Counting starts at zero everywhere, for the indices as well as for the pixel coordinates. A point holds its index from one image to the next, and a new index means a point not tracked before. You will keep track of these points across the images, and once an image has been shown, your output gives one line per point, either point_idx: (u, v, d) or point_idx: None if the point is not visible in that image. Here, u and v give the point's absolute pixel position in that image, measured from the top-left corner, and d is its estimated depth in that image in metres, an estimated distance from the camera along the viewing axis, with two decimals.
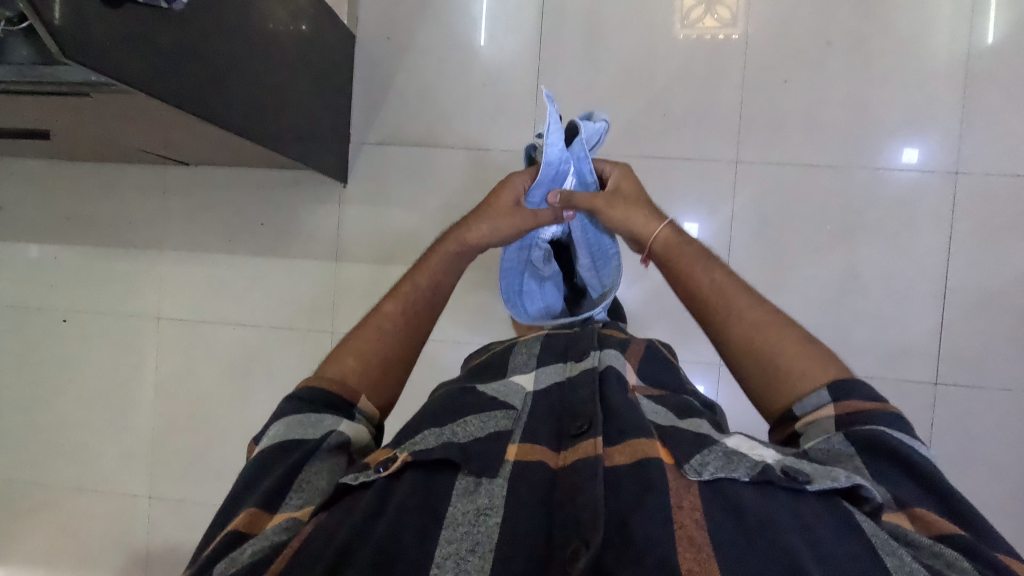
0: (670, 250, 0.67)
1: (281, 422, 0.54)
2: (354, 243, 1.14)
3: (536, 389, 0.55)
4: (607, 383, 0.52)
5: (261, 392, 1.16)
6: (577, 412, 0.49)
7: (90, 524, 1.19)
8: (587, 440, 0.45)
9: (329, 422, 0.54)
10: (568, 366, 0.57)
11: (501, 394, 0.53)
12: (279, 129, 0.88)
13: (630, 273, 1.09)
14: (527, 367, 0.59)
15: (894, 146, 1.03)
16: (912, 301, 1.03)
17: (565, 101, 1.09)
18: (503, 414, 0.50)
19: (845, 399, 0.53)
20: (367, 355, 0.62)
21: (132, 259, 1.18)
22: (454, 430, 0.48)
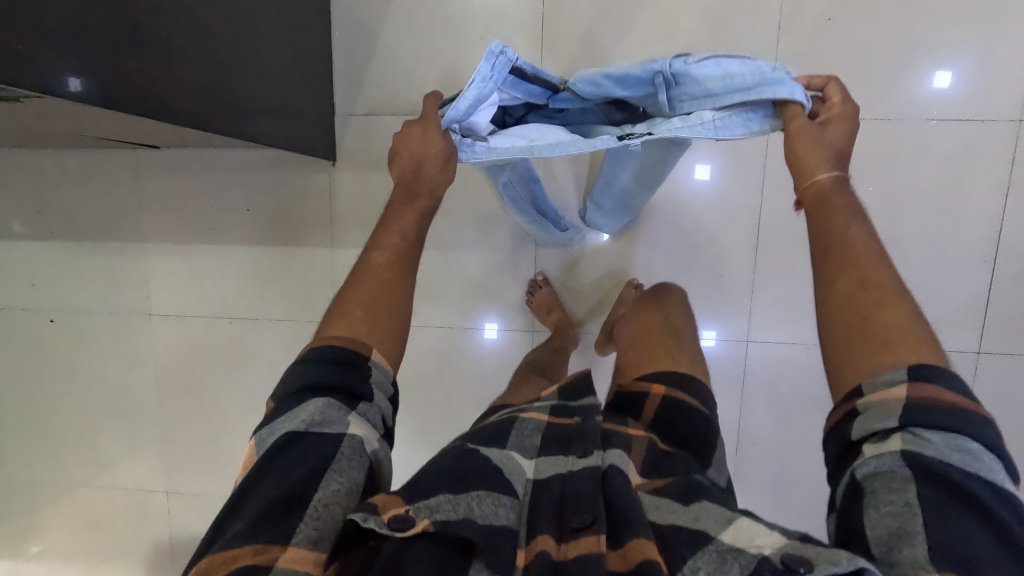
0: (822, 199, 0.50)
1: (282, 422, 0.46)
2: (348, 228, 1.05)
3: (538, 478, 0.48)
4: (610, 481, 0.46)
5: (267, 385, 1.11)
6: (581, 500, 0.45)
7: (113, 520, 1.19)
8: (590, 534, 0.42)
9: (335, 420, 0.45)
10: (571, 462, 0.49)
11: (505, 469, 0.47)
12: (250, 111, 0.77)
13: (661, 242, 1.00)
14: (530, 453, 0.51)
15: (954, 90, 0.90)
16: (961, 268, 0.94)
17: (574, 55, 0.96)
18: (511, 499, 0.45)
19: (924, 382, 0.39)
20: (372, 302, 0.53)
21: (113, 254, 1.10)
22: (470, 506, 0.43)
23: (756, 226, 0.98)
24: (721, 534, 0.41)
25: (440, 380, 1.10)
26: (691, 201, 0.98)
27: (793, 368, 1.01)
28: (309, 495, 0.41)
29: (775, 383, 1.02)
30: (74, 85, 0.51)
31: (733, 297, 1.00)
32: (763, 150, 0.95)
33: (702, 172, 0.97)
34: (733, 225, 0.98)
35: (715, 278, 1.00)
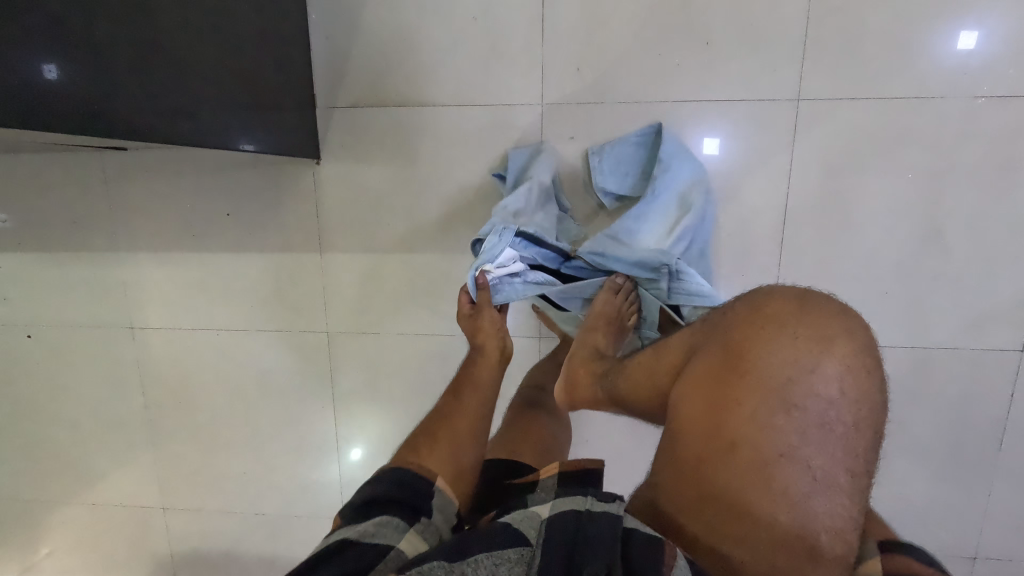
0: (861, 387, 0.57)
1: (338, 529, 0.51)
2: (338, 230, 0.97)
3: (550, 515, 0.48)
4: (631, 539, 0.45)
5: (261, 399, 1.06)
6: (595, 551, 0.43)
7: (109, 539, 1.15)
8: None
9: (385, 534, 0.49)
10: (589, 499, 0.50)
11: (516, 521, 0.47)
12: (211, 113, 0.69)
13: None
14: (545, 497, 0.52)
15: (1005, 61, 0.80)
16: (1006, 260, 0.86)
17: (579, 34, 0.86)
18: (514, 552, 0.43)
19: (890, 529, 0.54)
20: (439, 431, 0.62)
21: (88, 264, 1.02)
22: (467, 573, 0.41)
23: (781, 219, 0.89)
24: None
25: None
26: None
27: None
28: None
29: None
30: (51, 73, 0.52)
31: None
32: (790, 135, 0.86)
33: (711, 154, 0.88)
34: (755, 218, 0.89)
35: (735, 276, 0.91)
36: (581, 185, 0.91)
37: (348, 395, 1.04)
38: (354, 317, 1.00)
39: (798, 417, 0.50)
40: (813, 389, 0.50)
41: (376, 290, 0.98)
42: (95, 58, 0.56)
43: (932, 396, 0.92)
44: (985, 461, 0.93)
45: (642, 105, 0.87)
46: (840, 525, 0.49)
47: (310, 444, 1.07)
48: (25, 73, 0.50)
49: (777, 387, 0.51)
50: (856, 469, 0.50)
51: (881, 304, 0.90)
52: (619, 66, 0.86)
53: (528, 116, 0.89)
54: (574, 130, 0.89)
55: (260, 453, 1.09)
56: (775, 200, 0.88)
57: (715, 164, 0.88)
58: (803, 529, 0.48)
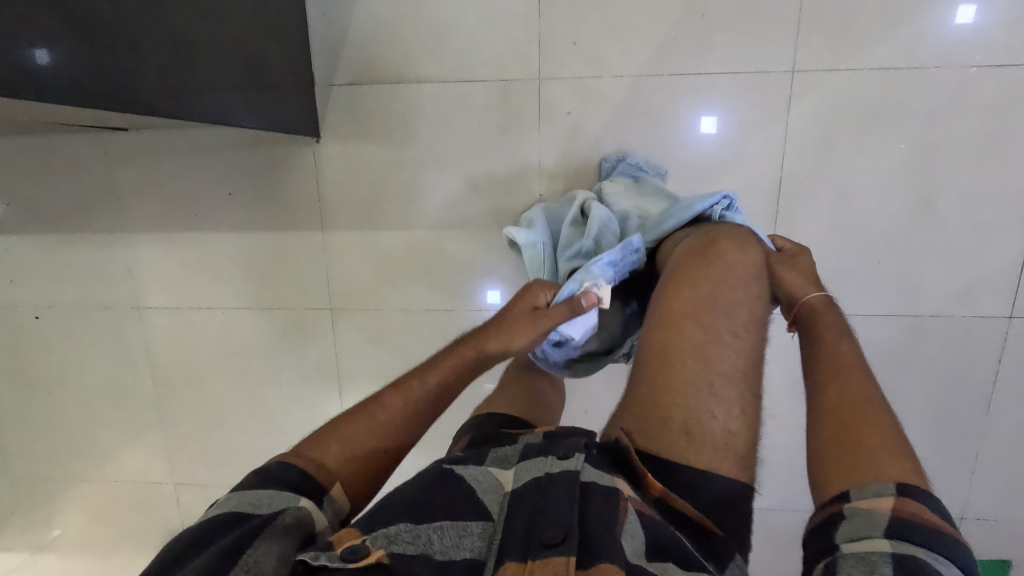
0: (819, 316, 0.59)
1: (232, 492, 0.47)
2: (338, 208, 0.98)
3: (514, 488, 0.49)
4: (588, 500, 0.47)
5: (267, 376, 1.08)
6: (554, 515, 0.44)
7: (123, 513, 1.18)
8: (558, 555, 0.41)
9: (284, 497, 0.46)
10: (550, 461, 0.51)
11: (479, 486, 0.50)
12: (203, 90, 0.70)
13: None
14: (509, 462, 0.53)
15: (998, 32, 0.81)
16: (995, 228, 0.88)
17: (578, 9, 0.86)
18: (476, 524, 0.46)
19: (908, 499, 0.42)
20: (356, 445, 0.52)
21: (92, 245, 1.04)
22: (430, 538, 0.43)
23: (776, 192, 0.90)
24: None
25: None
26: (704, 167, 0.90)
27: None
28: (243, 547, 0.40)
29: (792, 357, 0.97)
30: (43, 57, 0.52)
31: None
32: (785, 108, 0.87)
33: (706, 128, 0.89)
34: (749, 191, 0.90)
35: None
36: (579, 159, 0.92)
37: (352, 371, 1.06)
38: (355, 294, 1.02)
39: (700, 290, 0.60)
40: (710, 272, 0.61)
41: (376, 266, 1.00)
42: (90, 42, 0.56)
43: (922, 363, 0.94)
44: (971, 425, 0.96)
45: (641, 78, 0.88)
46: (737, 375, 0.56)
47: (315, 419, 1.09)
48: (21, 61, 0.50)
49: (684, 272, 0.62)
50: (748, 337, 0.58)
51: (874, 273, 0.92)
52: (617, 40, 0.87)
53: (527, 90, 0.90)
54: (571, 105, 0.90)
55: (267, 429, 1.11)
56: (770, 170, 0.89)
57: (713, 136, 0.89)
58: (702, 374, 0.56)
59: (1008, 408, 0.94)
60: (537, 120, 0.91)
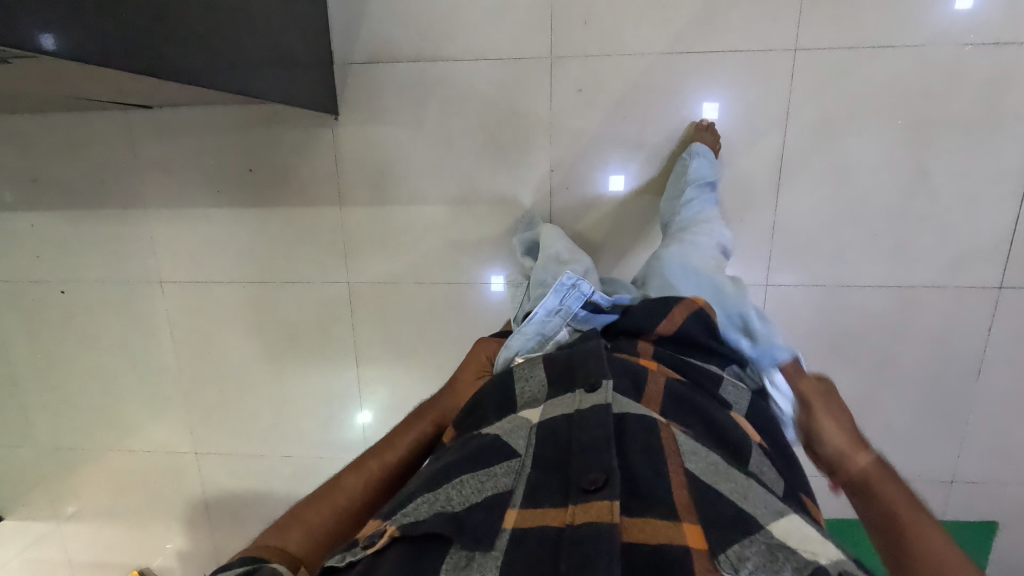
0: None
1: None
2: (355, 184, 1.01)
3: (542, 419, 0.53)
4: (627, 429, 0.50)
5: (286, 347, 1.12)
6: (588, 457, 0.45)
7: (144, 483, 1.23)
8: (602, 499, 0.41)
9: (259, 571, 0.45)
10: (578, 396, 0.54)
11: (507, 433, 0.52)
12: (229, 66, 0.73)
13: None
14: (538, 400, 0.57)
15: (993, 12, 0.84)
16: (986, 201, 0.92)
17: None
18: (502, 468, 0.48)
19: None
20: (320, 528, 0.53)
21: (116, 221, 1.07)
22: (450, 495, 0.45)
23: (777, 166, 0.94)
24: (770, 523, 0.41)
25: (457, 340, 1.08)
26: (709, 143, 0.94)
27: (813, 309, 0.99)
28: None
29: (794, 325, 1.01)
30: (48, 42, 0.50)
31: (752, 238, 0.97)
32: (787, 86, 0.90)
33: (710, 111, 0.92)
34: (752, 167, 0.94)
35: (734, 221, 0.97)
36: (589, 135, 0.95)
37: (368, 343, 1.10)
38: (371, 268, 1.05)
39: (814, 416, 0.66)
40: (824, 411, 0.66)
41: (392, 240, 1.03)
42: (105, 15, 0.55)
43: (915, 332, 0.98)
44: (962, 391, 1.00)
45: (649, 57, 0.91)
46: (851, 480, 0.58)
47: (332, 390, 1.13)
48: (26, 42, 0.48)
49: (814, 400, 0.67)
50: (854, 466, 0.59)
51: (871, 245, 0.95)
52: (626, 20, 0.90)
53: (539, 69, 0.93)
54: (581, 83, 0.93)
55: (286, 400, 1.15)
56: (773, 144, 0.93)
57: (716, 111, 0.92)
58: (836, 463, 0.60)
59: (996, 374, 0.99)
60: (547, 99, 0.94)
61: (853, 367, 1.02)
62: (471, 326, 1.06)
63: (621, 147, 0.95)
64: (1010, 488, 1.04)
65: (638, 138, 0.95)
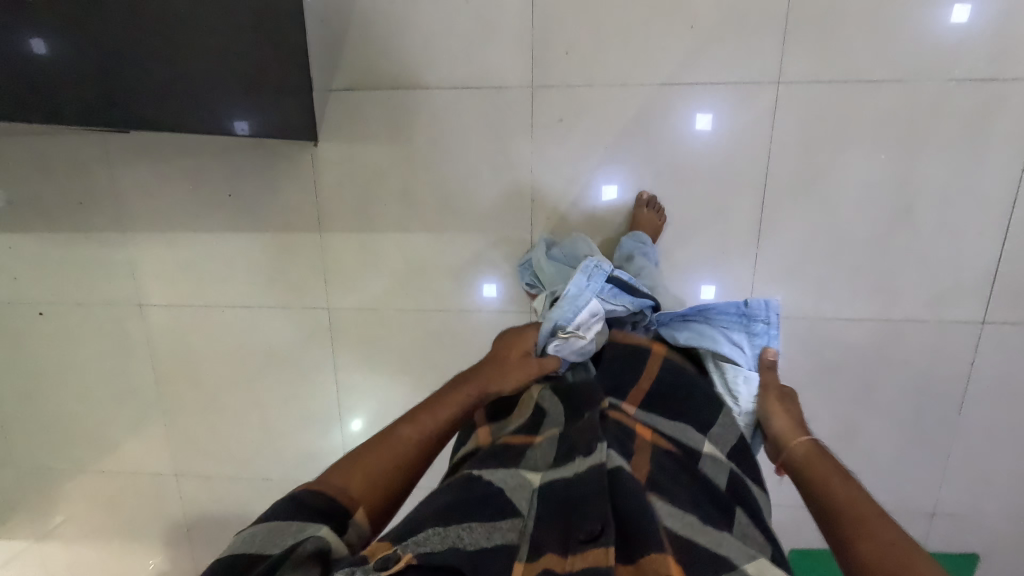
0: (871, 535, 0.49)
1: (265, 524, 0.47)
2: (335, 210, 1.00)
3: (544, 483, 0.54)
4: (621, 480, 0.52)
5: (266, 370, 1.11)
6: (587, 512, 0.48)
7: (125, 503, 1.22)
8: (598, 546, 0.45)
9: (311, 530, 0.47)
10: (575, 461, 0.55)
11: (509, 488, 0.52)
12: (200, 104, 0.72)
13: (682, 201, 0.94)
14: (541, 466, 0.56)
15: (977, 49, 0.83)
16: (970, 236, 0.91)
17: (570, 20, 0.88)
18: (507, 524, 0.49)
19: None
20: (374, 476, 0.54)
21: (94, 244, 1.06)
22: (461, 534, 0.46)
23: (760, 199, 0.93)
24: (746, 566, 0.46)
25: (438, 367, 1.07)
26: (692, 175, 0.93)
27: (796, 340, 0.98)
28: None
29: (778, 356, 1.00)
30: (39, 48, 0.53)
31: (734, 269, 0.96)
32: (771, 119, 0.89)
33: (700, 125, 0.91)
34: (736, 198, 0.93)
35: (722, 235, 0.95)
36: (574, 154, 0.94)
37: (349, 368, 1.09)
38: (351, 293, 1.04)
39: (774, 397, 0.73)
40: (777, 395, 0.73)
41: (373, 267, 1.02)
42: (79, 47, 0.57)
43: (898, 365, 0.98)
44: (945, 424, 1.00)
45: (634, 87, 0.90)
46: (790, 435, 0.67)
47: (314, 414, 1.13)
48: (17, 47, 0.51)
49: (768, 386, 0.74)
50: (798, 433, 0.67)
51: (854, 278, 0.95)
52: (609, 51, 0.89)
53: (520, 98, 0.92)
54: (563, 112, 0.92)
55: (267, 423, 1.15)
56: (762, 158, 0.91)
57: (705, 125, 0.91)
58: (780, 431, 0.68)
59: (978, 407, 0.98)
60: (529, 129, 0.93)
61: (837, 399, 1.01)
62: (452, 353, 1.05)
63: (608, 162, 0.94)
64: (992, 521, 1.04)
65: (620, 170, 0.94)
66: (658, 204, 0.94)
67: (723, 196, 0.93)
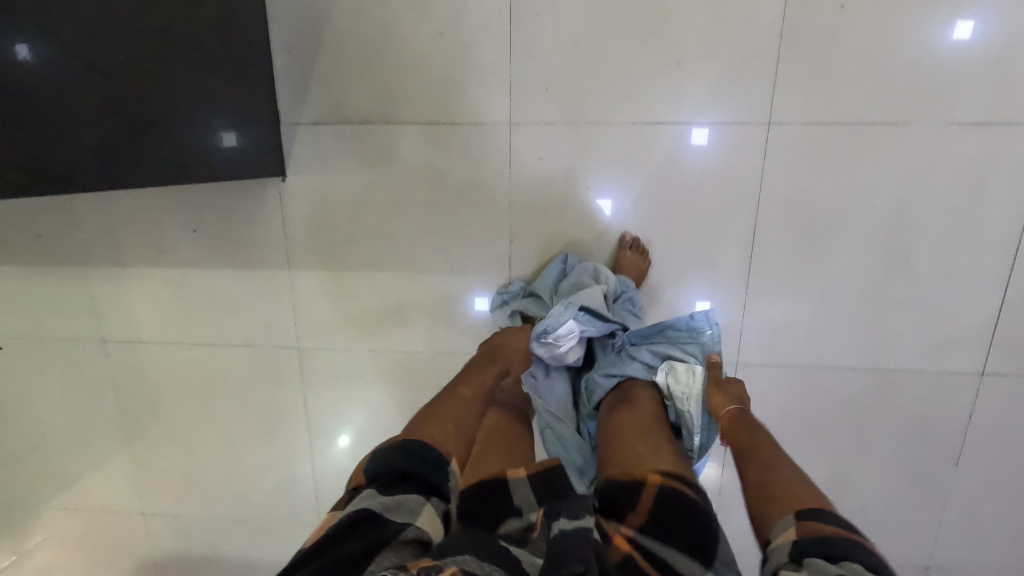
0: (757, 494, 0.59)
1: (371, 487, 0.52)
2: (305, 247, 0.96)
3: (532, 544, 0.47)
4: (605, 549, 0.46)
5: (234, 409, 1.07)
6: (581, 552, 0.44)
7: (89, 542, 1.17)
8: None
9: (413, 500, 0.50)
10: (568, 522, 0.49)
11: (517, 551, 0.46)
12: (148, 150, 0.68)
13: (674, 222, 0.89)
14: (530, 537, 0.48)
15: (977, 92, 0.79)
16: (970, 285, 0.86)
17: (548, 55, 0.84)
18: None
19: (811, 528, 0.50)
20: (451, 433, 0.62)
21: (54, 278, 1.02)
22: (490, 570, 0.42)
23: (749, 242, 0.88)
24: None
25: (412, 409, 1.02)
26: (678, 216, 0.88)
27: (786, 388, 0.94)
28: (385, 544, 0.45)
29: (767, 403, 0.95)
30: (23, 52, 0.55)
31: (723, 314, 0.92)
32: (761, 159, 0.85)
33: (699, 137, 0.85)
34: (723, 240, 0.89)
35: (717, 257, 0.89)
36: (558, 176, 0.88)
37: (320, 409, 1.05)
38: (322, 332, 1.00)
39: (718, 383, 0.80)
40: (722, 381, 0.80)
41: (344, 306, 0.98)
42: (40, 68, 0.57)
43: (892, 415, 0.93)
44: (940, 477, 0.95)
45: (617, 125, 0.85)
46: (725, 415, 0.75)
47: (284, 454, 1.08)
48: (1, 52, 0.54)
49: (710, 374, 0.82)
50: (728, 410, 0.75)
51: (847, 326, 0.90)
52: (590, 87, 0.84)
53: (497, 134, 0.87)
54: (542, 150, 0.87)
55: (236, 463, 1.10)
56: (762, 173, 0.85)
57: (700, 140, 0.85)
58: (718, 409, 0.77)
59: (975, 459, 0.94)
60: (507, 166, 0.89)
61: (828, 448, 0.96)
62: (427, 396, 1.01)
63: (597, 178, 0.88)
64: None
65: (602, 209, 0.89)
66: (642, 245, 0.90)
67: (722, 212, 0.87)
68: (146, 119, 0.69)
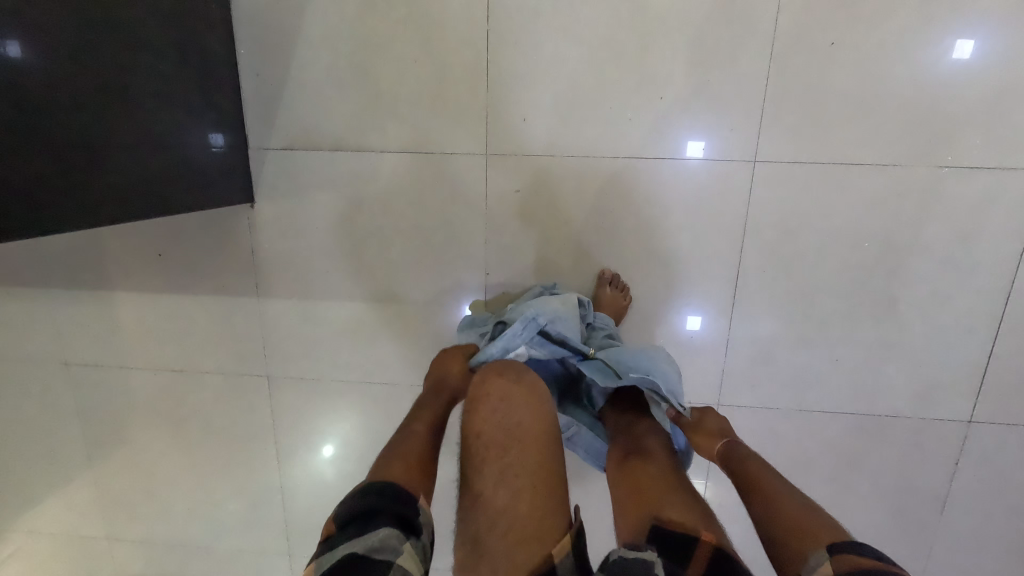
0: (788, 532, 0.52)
1: (344, 534, 0.50)
2: (275, 275, 0.92)
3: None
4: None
5: (203, 436, 1.04)
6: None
7: (53, 567, 1.14)
8: None
9: (390, 539, 0.50)
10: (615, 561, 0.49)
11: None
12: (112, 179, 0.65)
13: (662, 244, 0.85)
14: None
15: (970, 137, 0.77)
16: (961, 332, 0.84)
17: (529, 85, 0.81)
18: None
19: (846, 553, 0.47)
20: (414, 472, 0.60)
21: (16, 298, 0.98)
22: None
23: (733, 281, 0.85)
24: None
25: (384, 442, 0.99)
26: (660, 253, 0.85)
27: (768, 431, 0.91)
28: None
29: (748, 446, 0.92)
30: (13, 51, 0.52)
31: (704, 354, 0.89)
32: (747, 195, 0.81)
33: (694, 150, 0.81)
34: (707, 278, 0.85)
35: (707, 280, 0.86)
36: (539, 203, 0.85)
37: (290, 439, 1.01)
38: (292, 359, 0.97)
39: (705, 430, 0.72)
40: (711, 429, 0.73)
41: (316, 335, 0.95)
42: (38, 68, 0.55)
43: (877, 461, 0.91)
44: (926, 525, 0.93)
45: (597, 159, 0.82)
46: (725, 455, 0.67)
47: (253, 483, 1.05)
48: None
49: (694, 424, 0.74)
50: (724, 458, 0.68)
51: (834, 370, 0.87)
52: (569, 120, 0.81)
53: (475, 162, 0.84)
54: (521, 183, 0.84)
55: (204, 489, 1.07)
56: (757, 191, 0.81)
57: (693, 159, 0.81)
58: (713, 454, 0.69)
59: (964, 507, 0.91)
60: (484, 198, 0.85)
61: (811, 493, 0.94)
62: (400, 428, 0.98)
63: (582, 202, 0.84)
64: None
65: (582, 244, 0.86)
66: (622, 283, 0.86)
67: (713, 237, 0.84)
68: (130, 134, 0.67)
